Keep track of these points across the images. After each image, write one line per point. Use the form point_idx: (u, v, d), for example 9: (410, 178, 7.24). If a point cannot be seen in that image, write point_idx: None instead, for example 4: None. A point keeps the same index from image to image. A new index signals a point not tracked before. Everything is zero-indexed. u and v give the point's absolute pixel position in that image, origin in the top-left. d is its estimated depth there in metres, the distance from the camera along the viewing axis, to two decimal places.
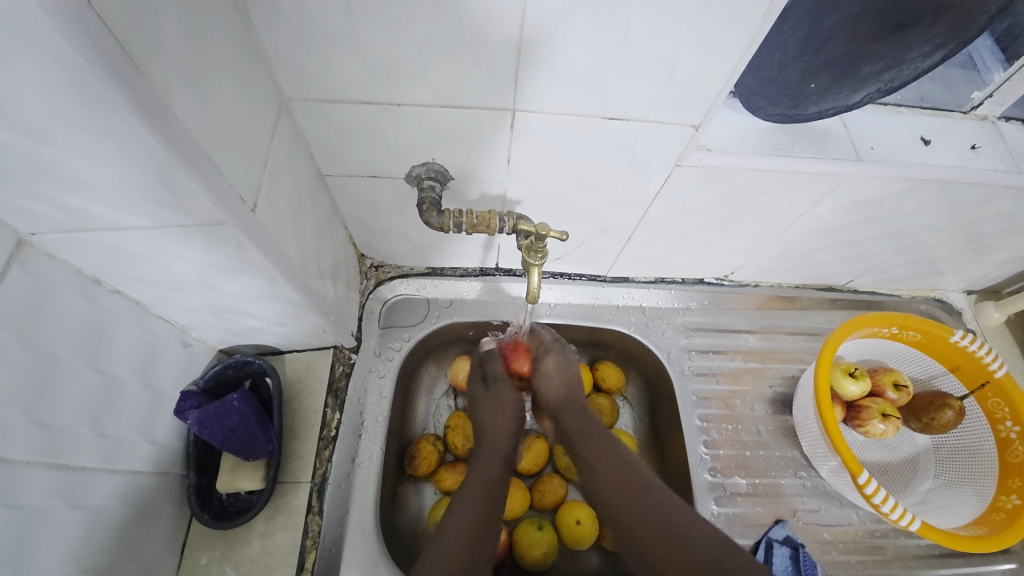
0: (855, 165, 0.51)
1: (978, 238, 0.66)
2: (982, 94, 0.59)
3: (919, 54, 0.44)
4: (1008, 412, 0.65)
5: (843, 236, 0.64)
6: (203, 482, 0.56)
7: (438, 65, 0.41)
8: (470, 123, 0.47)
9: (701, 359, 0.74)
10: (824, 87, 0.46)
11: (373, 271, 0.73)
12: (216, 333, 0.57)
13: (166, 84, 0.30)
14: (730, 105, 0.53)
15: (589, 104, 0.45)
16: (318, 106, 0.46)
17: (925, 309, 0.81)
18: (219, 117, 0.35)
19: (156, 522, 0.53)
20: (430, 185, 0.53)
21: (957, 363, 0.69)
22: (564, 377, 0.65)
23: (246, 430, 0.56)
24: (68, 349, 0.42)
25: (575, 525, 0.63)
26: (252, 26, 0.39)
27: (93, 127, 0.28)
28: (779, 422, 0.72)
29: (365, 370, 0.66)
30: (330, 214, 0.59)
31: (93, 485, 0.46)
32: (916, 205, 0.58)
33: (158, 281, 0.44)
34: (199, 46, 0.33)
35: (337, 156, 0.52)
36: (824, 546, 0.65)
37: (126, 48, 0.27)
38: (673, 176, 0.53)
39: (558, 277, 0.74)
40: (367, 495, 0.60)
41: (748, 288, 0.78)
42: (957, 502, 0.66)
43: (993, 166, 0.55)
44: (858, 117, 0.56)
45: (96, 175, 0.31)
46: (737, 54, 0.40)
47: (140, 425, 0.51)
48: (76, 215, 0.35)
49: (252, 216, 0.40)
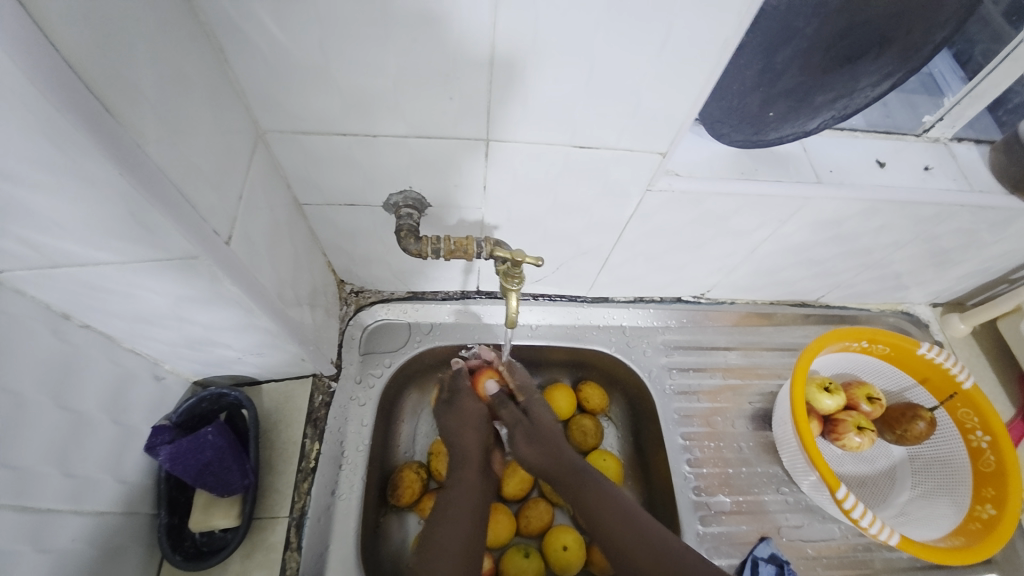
0: (817, 188, 0.53)
1: (940, 254, 0.69)
2: (933, 118, 0.62)
3: (868, 83, 0.46)
4: (978, 421, 0.67)
5: (811, 254, 0.67)
6: (174, 521, 0.54)
7: (412, 97, 0.42)
8: (446, 153, 0.48)
9: (681, 378, 0.75)
10: (782, 114, 0.49)
11: (352, 297, 0.72)
12: (191, 365, 0.56)
13: (138, 123, 0.30)
14: (696, 132, 0.56)
15: (561, 133, 0.46)
16: (293, 137, 0.46)
17: (894, 322, 0.83)
18: (193, 153, 0.36)
19: (124, 565, 0.51)
20: (408, 213, 0.54)
21: (926, 374, 0.71)
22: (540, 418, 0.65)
23: (220, 464, 0.54)
24: (34, 387, 0.41)
25: (562, 551, 0.62)
26: (227, 62, 0.39)
27: (61, 165, 0.28)
28: (760, 438, 0.72)
29: (345, 398, 0.66)
30: (307, 242, 0.59)
31: (59, 528, 0.44)
32: (879, 224, 0.60)
33: (130, 315, 0.44)
34: (174, 86, 0.34)
35: (315, 186, 0.52)
36: (809, 563, 0.66)
37: (96, 92, 0.27)
38: (646, 200, 0.54)
39: (538, 299, 0.75)
40: (347, 528, 0.58)
41: (725, 306, 0.80)
42: (935, 512, 0.67)
43: (947, 185, 0.58)
44: (819, 141, 0.58)
45: (63, 212, 0.31)
46: (699, 84, 0.42)
47: (109, 463, 0.49)
48: (45, 252, 0.34)
49: (228, 249, 0.40)
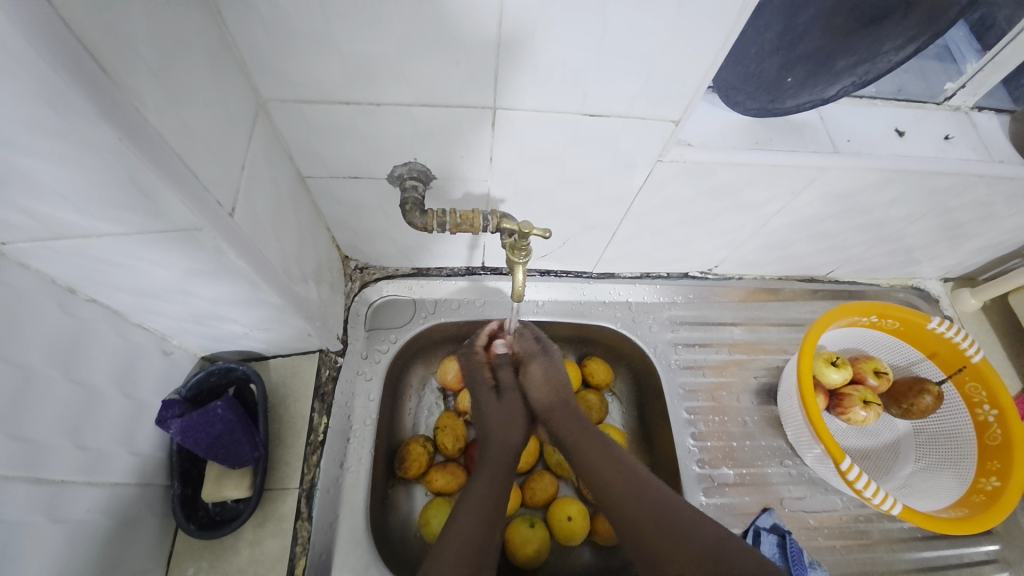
0: (833, 158, 0.52)
1: (954, 227, 0.68)
2: (955, 85, 0.60)
3: (892, 47, 0.44)
4: (985, 395, 0.67)
5: (823, 227, 0.65)
6: (188, 492, 0.55)
7: (418, 63, 0.41)
8: (453, 122, 0.47)
9: (687, 353, 0.75)
10: (801, 81, 0.47)
11: (357, 273, 0.72)
12: (198, 340, 0.56)
13: (137, 86, 0.29)
14: (710, 100, 0.54)
15: (570, 100, 0.44)
16: (295, 107, 0.45)
17: (903, 298, 0.83)
18: (192, 119, 0.34)
19: (140, 534, 0.52)
20: (413, 185, 0.53)
21: (934, 349, 0.71)
22: (553, 375, 0.63)
23: (231, 437, 0.55)
24: (44, 360, 0.41)
25: (567, 521, 0.63)
26: (226, 27, 0.38)
27: (59, 132, 0.27)
28: (765, 412, 0.73)
29: (352, 373, 0.66)
30: (311, 217, 0.58)
31: (74, 499, 0.45)
32: (894, 196, 0.59)
33: (136, 289, 0.44)
34: (171, 49, 0.32)
35: (318, 158, 0.51)
36: (810, 532, 0.66)
37: (93, 52, 0.26)
38: (656, 171, 0.53)
39: (544, 275, 0.75)
40: (357, 500, 0.59)
41: (732, 281, 0.79)
42: (939, 485, 0.68)
43: (966, 156, 0.56)
44: (834, 110, 0.57)
45: (64, 181, 0.30)
46: (714, 51, 0.40)
47: (121, 436, 0.50)
48: (48, 223, 0.34)
49: (230, 220, 0.39)
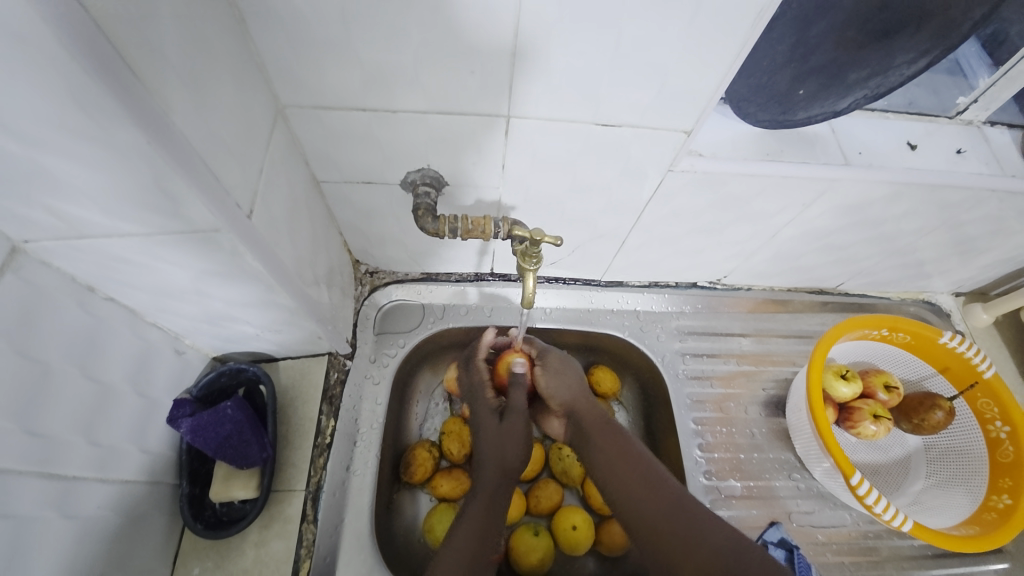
0: (844, 170, 0.52)
1: (965, 242, 0.67)
2: (967, 99, 0.60)
3: (904, 61, 0.45)
4: (997, 412, 0.66)
5: (832, 239, 0.65)
6: (196, 491, 0.56)
7: (435, 72, 0.42)
8: (467, 130, 0.47)
9: (694, 363, 0.74)
10: (813, 93, 0.47)
11: (367, 277, 0.72)
12: (210, 341, 0.57)
13: (164, 91, 0.30)
14: (721, 111, 0.54)
15: (583, 110, 0.45)
16: (313, 113, 0.46)
17: (914, 312, 0.82)
18: (216, 124, 0.35)
19: (148, 532, 0.52)
20: (425, 191, 0.53)
21: (946, 364, 0.70)
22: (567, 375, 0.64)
23: (240, 437, 0.56)
24: (60, 357, 0.41)
25: (572, 531, 0.63)
26: (249, 34, 0.39)
27: (87, 133, 0.28)
28: (773, 424, 0.72)
29: (360, 376, 0.66)
30: (325, 221, 0.59)
31: (85, 495, 0.45)
32: (904, 209, 0.59)
33: (152, 288, 0.44)
34: (198, 55, 0.33)
35: (333, 163, 0.52)
36: (818, 548, 0.66)
37: (125, 57, 0.27)
38: (666, 181, 0.53)
39: (553, 283, 0.75)
40: (362, 503, 0.59)
41: (741, 292, 0.79)
42: (950, 501, 0.67)
43: (978, 170, 0.56)
44: (846, 122, 0.57)
45: (89, 181, 0.31)
46: (726, 64, 0.41)
47: (133, 434, 0.50)
48: (71, 222, 0.35)
49: (248, 222, 0.40)
